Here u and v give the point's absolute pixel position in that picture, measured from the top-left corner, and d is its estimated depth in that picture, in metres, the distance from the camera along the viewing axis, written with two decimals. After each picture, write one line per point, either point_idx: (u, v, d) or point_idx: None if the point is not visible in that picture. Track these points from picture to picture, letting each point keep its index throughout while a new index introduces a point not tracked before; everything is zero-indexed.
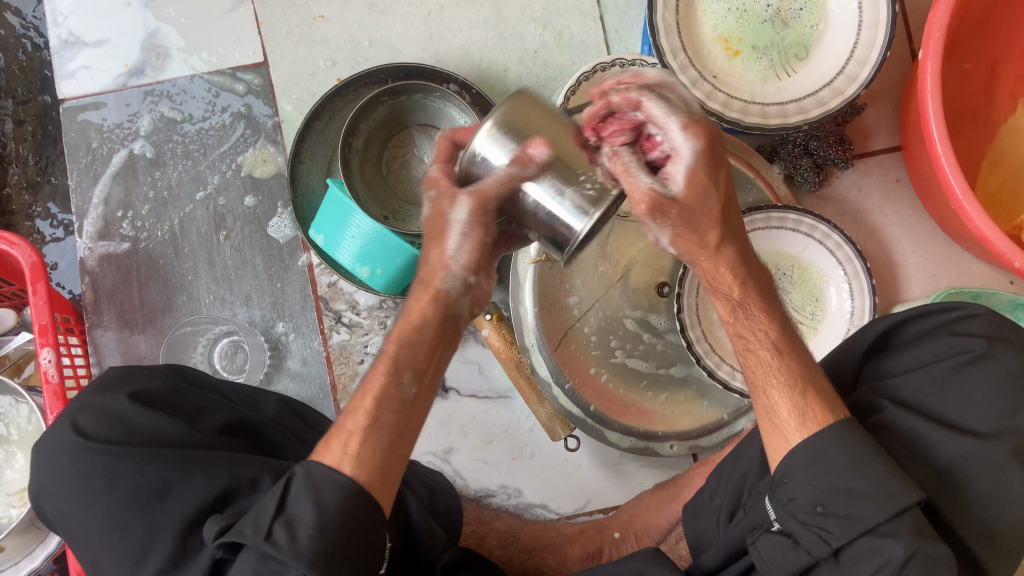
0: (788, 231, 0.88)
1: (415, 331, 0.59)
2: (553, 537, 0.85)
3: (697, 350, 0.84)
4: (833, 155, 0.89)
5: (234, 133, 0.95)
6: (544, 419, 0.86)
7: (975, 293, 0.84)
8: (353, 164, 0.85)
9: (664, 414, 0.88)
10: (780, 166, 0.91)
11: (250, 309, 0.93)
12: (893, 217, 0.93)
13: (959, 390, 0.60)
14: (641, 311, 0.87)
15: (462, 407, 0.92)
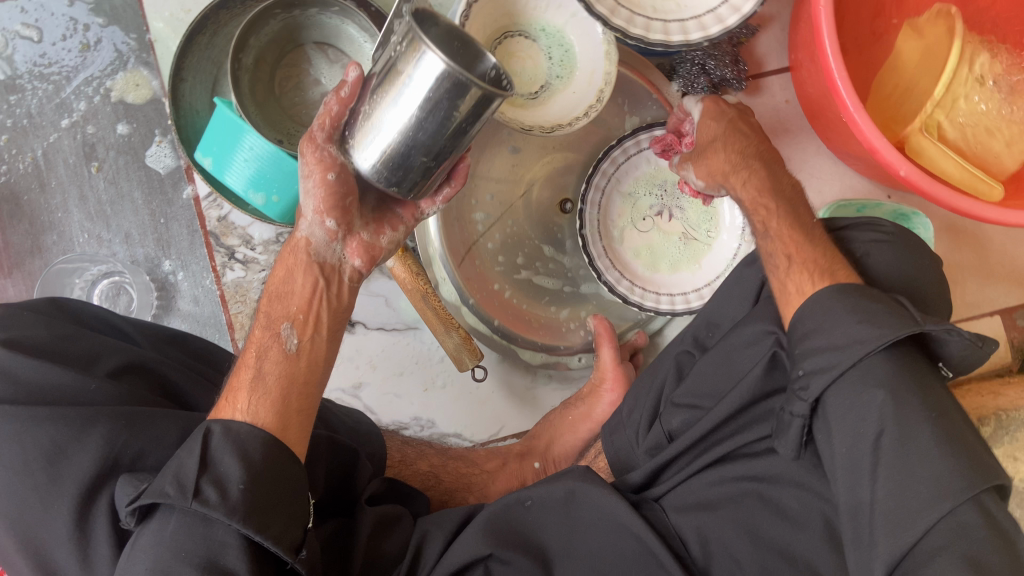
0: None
1: (285, 283, 0.59)
2: (473, 472, 0.84)
3: (599, 265, 0.84)
4: (733, 78, 0.85)
5: (100, 54, 0.86)
6: (451, 350, 0.80)
7: (860, 206, 0.87)
8: (244, 84, 0.79)
9: (563, 326, 0.91)
10: (681, 83, 0.87)
11: (131, 247, 0.87)
12: (783, 136, 0.95)
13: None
14: (544, 232, 0.89)
15: (370, 340, 0.90)
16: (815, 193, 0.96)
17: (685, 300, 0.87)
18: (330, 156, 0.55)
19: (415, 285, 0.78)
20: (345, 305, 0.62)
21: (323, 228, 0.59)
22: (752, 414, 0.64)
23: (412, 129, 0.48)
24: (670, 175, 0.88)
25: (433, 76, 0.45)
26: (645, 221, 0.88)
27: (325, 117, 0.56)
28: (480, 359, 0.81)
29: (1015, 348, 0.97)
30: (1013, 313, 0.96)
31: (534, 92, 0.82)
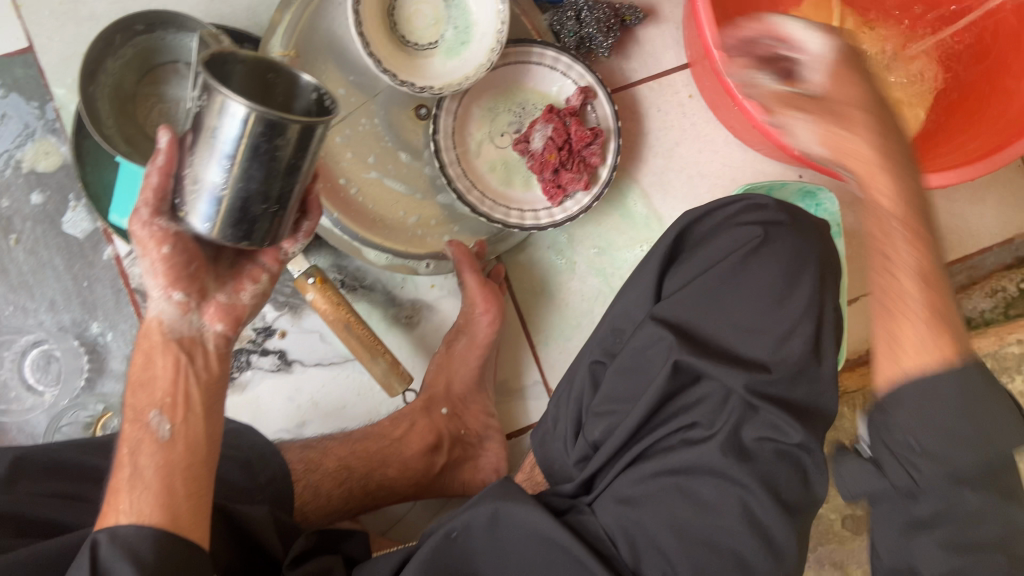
0: (535, 65, 0.92)
1: (146, 370, 0.66)
2: (384, 446, 0.86)
3: (449, 171, 0.88)
4: (600, 40, 0.94)
5: (6, 127, 0.86)
6: (379, 377, 0.84)
7: (769, 187, 0.88)
8: (104, 112, 0.78)
9: (411, 232, 0.90)
10: (551, 19, 0.93)
11: (57, 314, 0.87)
12: (690, 130, 0.98)
13: (746, 287, 0.67)
14: (403, 137, 0.89)
15: (309, 378, 0.90)
16: (728, 180, 0.99)
17: (538, 217, 0.92)
18: (157, 232, 0.64)
19: (337, 316, 0.82)
20: (214, 372, 0.68)
21: (172, 301, 0.66)
22: (666, 411, 0.67)
23: (236, 179, 0.59)
24: (528, 96, 0.94)
25: (240, 122, 0.56)
26: (503, 137, 0.93)
27: (151, 194, 0.63)
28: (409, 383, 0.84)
29: None
30: None
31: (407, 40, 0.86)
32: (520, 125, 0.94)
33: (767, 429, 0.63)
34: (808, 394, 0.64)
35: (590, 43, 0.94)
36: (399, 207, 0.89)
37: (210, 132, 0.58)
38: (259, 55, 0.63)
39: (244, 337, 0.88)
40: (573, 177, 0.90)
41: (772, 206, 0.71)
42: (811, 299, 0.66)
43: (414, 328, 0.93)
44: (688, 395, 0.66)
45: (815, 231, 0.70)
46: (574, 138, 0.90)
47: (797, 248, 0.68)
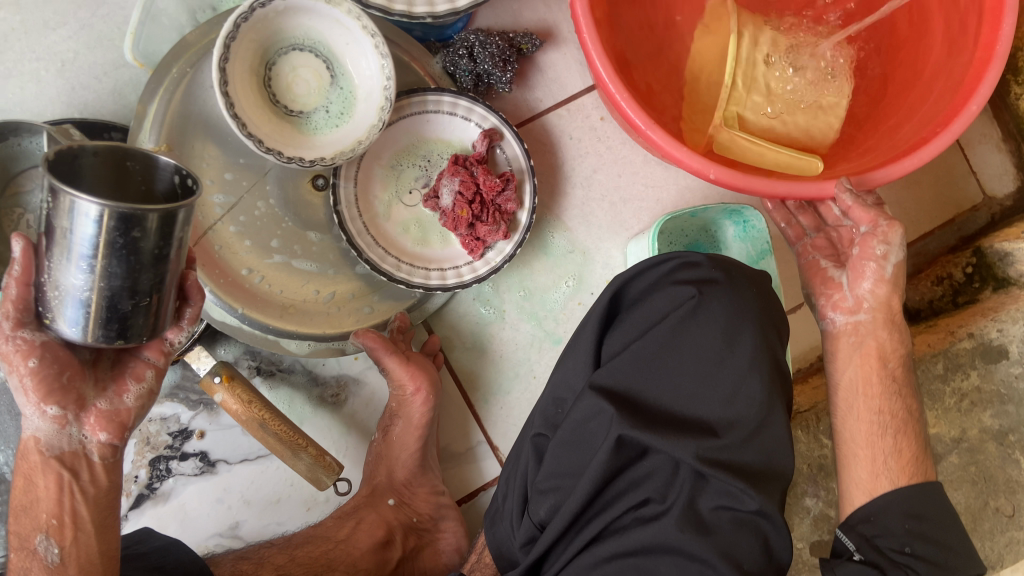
0: (433, 113, 0.86)
1: (30, 491, 0.64)
2: (332, 550, 0.82)
3: (359, 243, 0.83)
4: (498, 74, 0.87)
5: None
6: (305, 472, 0.79)
7: (691, 211, 0.84)
8: None
9: (329, 311, 0.85)
10: (443, 62, 0.88)
11: None
12: (607, 154, 0.94)
13: (685, 350, 0.60)
14: (305, 215, 0.84)
15: (235, 476, 0.85)
16: (654, 201, 0.95)
17: (460, 274, 0.87)
18: (19, 346, 0.57)
19: (249, 415, 0.77)
20: (103, 485, 0.66)
21: (46, 417, 0.61)
22: (613, 488, 0.61)
23: (99, 279, 0.53)
24: (432, 146, 0.88)
25: (92, 217, 0.49)
26: (412, 195, 0.88)
27: (12, 303, 0.56)
28: (337, 473, 0.79)
29: None
30: None
31: (289, 111, 0.81)
32: (428, 179, 0.89)
33: (722, 496, 0.58)
34: (758, 455, 0.59)
35: (489, 79, 0.88)
36: (311, 287, 0.84)
37: (61, 232, 0.51)
38: (113, 142, 0.55)
39: (160, 443, 0.83)
40: (490, 229, 0.84)
41: (706, 258, 0.63)
42: (753, 358, 0.60)
43: (343, 406, 0.88)
44: (634, 469, 0.60)
45: (749, 280, 0.64)
46: (483, 189, 0.83)
47: (737, 304, 0.61)
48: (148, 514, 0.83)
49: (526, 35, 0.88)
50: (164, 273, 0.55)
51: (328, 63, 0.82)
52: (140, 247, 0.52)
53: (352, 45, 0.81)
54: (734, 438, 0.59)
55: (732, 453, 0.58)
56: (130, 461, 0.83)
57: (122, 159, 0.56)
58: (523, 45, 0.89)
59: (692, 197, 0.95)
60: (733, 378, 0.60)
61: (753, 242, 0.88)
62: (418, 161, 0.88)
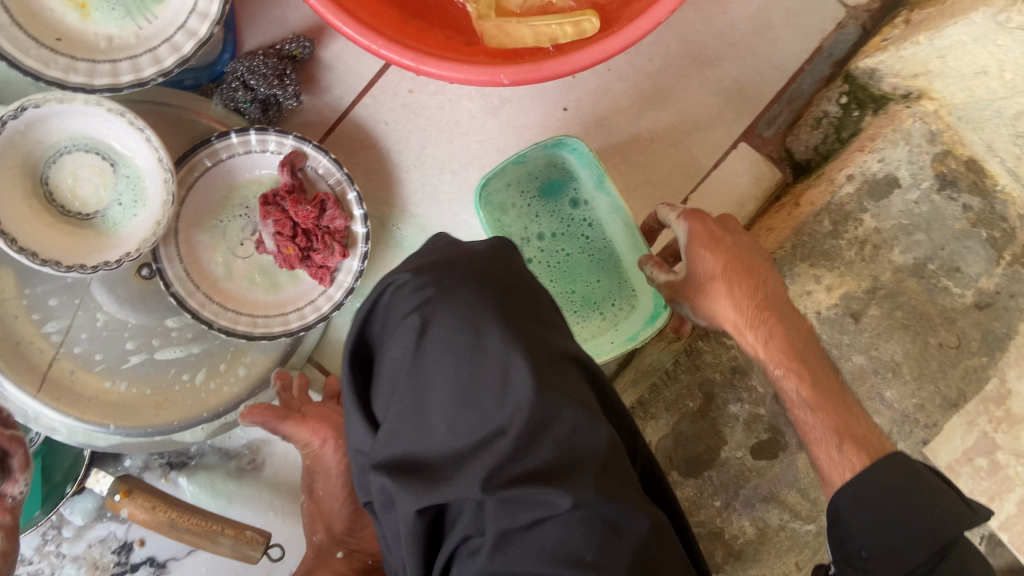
0: (230, 159, 0.83)
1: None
2: None
3: (205, 316, 0.81)
4: (281, 93, 0.82)
5: None
6: (231, 553, 0.79)
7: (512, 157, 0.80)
8: None
9: (206, 390, 0.83)
10: (222, 101, 0.83)
11: None
12: (429, 124, 0.88)
13: (434, 381, 0.57)
14: (145, 308, 0.82)
15: (189, 568, 0.87)
16: (496, 153, 0.89)
17: (317, 307, 0.84)
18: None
19: (156, 519, 0.77)
20: None
21: None
22: (442, 544, 0.56)
23: None
24: (245, 191, 0.85)
25: None
26: (245, 245, 0.85)
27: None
28: (263, 543, 0.80)
29: (776, 161, 0.90)
30: (752, 132, 0.90)
31: (79, 213, 0.79)
32: (255, 225, 0.85)
33: (534, 507, 0.53)
34: (555, 447, 0.55)
35: (274, 100, 0.83)
36: (178, 373, 0.83)
37: None
38: None
39: (107, 564, 0.85)
40: (324, 254, 0.81)
41: (411, 277, 0.61)
42: (501, 355, 0.56)
43: (263, 468, 0.87)
44: (448, 517, 0.56)
45: (467, 278, 0.60)
46: (299, 220, 0.80)
47: (462, 311, 0.58)
48: None
49: (298, 40, 0.82)
50: None
51: (100, 152, 0.78)
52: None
53: (114, 128, 0.77)
54: (523, 445, 0.54)
55: (524, 459, 0.54)
56: None
57: None
58: (295, 53, 0.82)
59: (534, 133, 0.89)
60: (489, 384, 0.56)
61: (590, 166, 0.82)
62: (239, 209, 0.85)
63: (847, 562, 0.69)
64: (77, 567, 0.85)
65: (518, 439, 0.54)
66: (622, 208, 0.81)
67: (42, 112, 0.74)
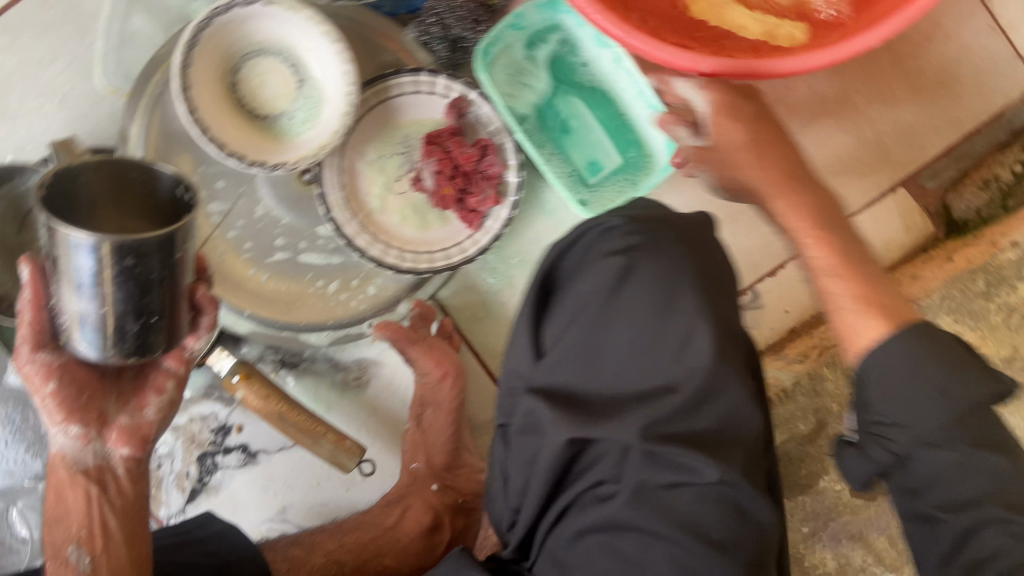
0: (400, 95, 0.85)
1: (62, 503, 0.69)
2: (380, 535, 0.84)
3: (358, 242, 0.83)
4: (472, 37, 0.85)
5: None
6: (328, 456, 0.82)
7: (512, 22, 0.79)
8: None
9: (337, 301, 0.87)
10: (415, 33, 0.85)
11: (26, 464, 0.88)
12: None
13: (621, 325, 0.60)
14: (297, 210, 0.85)
15: (277, 464, 0.90)
16: None
17: (463, 250, 0.86)
18: (39, 369, 0.64)
19: (269, 407, 0.81)
20: (130, 495, 0.70)
21: (70, 436, 0.67)
22: (574, 471, 0.60)
23: (107, 303, 0.58)
24: (413, 126, 0.87)
25: (92, 255, 0.54)
26: (402, 182, 0.87)
27: (28, 327, 0.63)
28: (359, 455, 0.82)
29: (933, 214, 0.90)
30: (916, 180, 0.89)
31: (259, 115, 0.82)
32: (411, 162, 0.87)
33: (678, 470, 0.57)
34: (715, 420, 0.58)
35: (462, 43, 0.86)
36: (313, 280, 0.86)
37: (64, 267, 0.57)
38: (102, 164, 0.60)
39: (204, 441, 0.89)
40: (479, 199, 0.83)
41: (621, 225, 0.63)
42: (689, 321, 0.59)
43: (365, 388, 0.90)
44: (588, 454, 0.59)
45: (673, 241, 0.63)
46: (461, 162, 0.83)
47: (663, 271, 0.61)
48: (203, 506, 0.88)
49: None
50: (161, 299, 0.60)
51: (294, 66, 0.82)
52: (135, 272, 0.56)
53: (316, 45, 0.81)
54: (689, 408, 0.58)
55: (684, 420, 0.58)
56: (180, 460, 0.88)
57: (122, 177, 0.61)
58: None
59: None
60: (670, 338, 0.60)
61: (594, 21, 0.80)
62: (410, 149, 0.87)
63: (882, 452, 0.64)
64: (176, 437, 0.88)
65: (684, 402, 0.58)
66: (622, 58, 0.82)
67: (255, 11, 0.79)
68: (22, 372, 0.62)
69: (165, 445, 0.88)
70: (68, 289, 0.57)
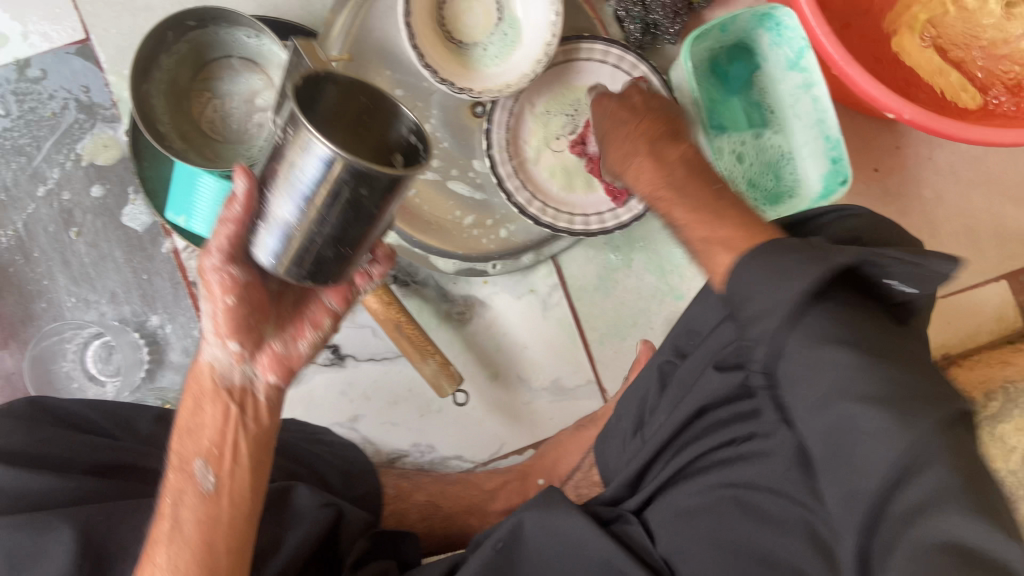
0: (583, 60, 0.88)
1: (195, 415, 0.61)
2: (473, 494, 0.87)
3: (508, 186, 0.86)
4: (666, 26, 0.87)
5: (66, 121, 0.87)
6: (430, 377, 0.83)
7: (720, 24, 0.81)
8: (161, 111, 0.80)
9: (470, 235, 0.89)
10: (615, 5, 0.87)
11: (117, 306, 0.88)
12: None
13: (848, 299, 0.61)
14: (461, 139, 0.88)
15: (362, 372, 0.90)
16: None
17: (602, 220, 0.89)
18: (227, 279, 0.56)
19: (388, 316, 0.80)
20: (265, 423, 0.62)
21: (227, 350, 0.60)
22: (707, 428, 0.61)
23: (311, 223, 0.49)
24: (582, 93, 0.90)
25: (324, 167, 0.46)
26: (559, 141, 0.90)
27: (222, 237, 0.54)
28: (459, 383, 0.84)
29: None
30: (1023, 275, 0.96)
31: (455, 39, 0.84)
32: (575, 125, 0.91)
33: None
34: None
35: (655, 30, 0.88)
36: (453, 208, 0.88)
37: (289, 169, 0.48)
38: (354, 77, 0.51)
39: None
40: None
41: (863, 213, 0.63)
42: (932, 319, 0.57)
43: (466, 324, 0.92)
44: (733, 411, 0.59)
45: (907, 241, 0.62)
46: None
47: None
48: None
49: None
50: (371, 230, 0.52)
51: (500, 5, 0.85)
52: (358, 198, 0.47)
53: None
54: None
55: None
56: None
57: (360, 95, 0.53)
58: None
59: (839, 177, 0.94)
60: None
61: (791, 42, 0.82)
62: (576, 110, 0.90)
63: None
64: None
65: None
66: (817, 79, 0.82)
67: None
68: (210, 277, 0.55)
69: None
70: (282, 192, 0.48)
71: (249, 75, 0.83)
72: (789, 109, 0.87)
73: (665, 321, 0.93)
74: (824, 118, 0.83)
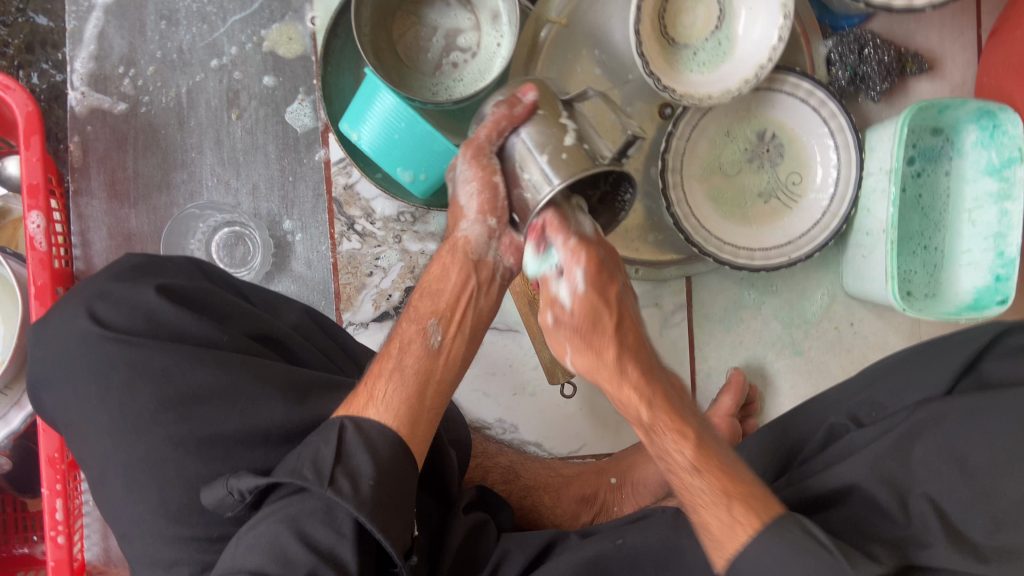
0: (785, 94, 0.86)
1: (438, 280, 0.66)
2: (552, 477, 0.82)
3: (672, 196, 0.85)
4: (874, 83, 0.87)
5: (258, 2, 0.85)
6: (546, 361, 0.82)
7: (941, 105, 0.82)
8: (365, 23, 0.78)
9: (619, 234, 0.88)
10: (834, 46, 0.87)
11: (256, 200, 0.86)
12: None
13: (985, 419, 0.59)
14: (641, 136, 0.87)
15: None
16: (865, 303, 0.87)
17: (752, 257, 0.87)
18: (487, 168, 0.59)
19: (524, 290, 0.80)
20: (494, 293, 0.67)
21: (480, 224, 0.63)
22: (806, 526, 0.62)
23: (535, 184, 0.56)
24: (768, 125, 0.88)
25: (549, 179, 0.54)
26: (732, 167, 0.89)
27: (488, 128, 0.58)
28: (572, 374, 0.83)
29: None
30: None
31: (669, 36, 0.83)
32: (753, 154, 0.89)
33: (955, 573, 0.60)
34: None
35: (862, 83, 0.88)
36: None
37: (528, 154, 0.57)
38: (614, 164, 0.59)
39: (422, 277, 0.87)
40: None
41: None
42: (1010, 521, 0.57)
43: None
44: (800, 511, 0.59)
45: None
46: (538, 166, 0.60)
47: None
48: (387, 331, 0.87)
49: (915, 53, 0.88)
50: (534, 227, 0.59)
51: (721, 15, 0.84)
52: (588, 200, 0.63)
53: (756, 12, 0.82)
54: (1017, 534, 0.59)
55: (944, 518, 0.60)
56: (392, 279, 0.87)
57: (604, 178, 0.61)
58: (908, 64, 0.88)
59: None
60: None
61: (1001, 148, 0.83)
62: (759, 140, 0.88)
63: None
64: (400, 258, 0.87)
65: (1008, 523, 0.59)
66: (1014, 193, 0.83)
67: None
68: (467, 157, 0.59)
69: (388, 258, 0.86)
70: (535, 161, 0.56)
71: (460, 12, 0.81)
72: (963, 200, 0.87)
73: (777, 374, 0.92)
74: (1005, 233, 0.83)
